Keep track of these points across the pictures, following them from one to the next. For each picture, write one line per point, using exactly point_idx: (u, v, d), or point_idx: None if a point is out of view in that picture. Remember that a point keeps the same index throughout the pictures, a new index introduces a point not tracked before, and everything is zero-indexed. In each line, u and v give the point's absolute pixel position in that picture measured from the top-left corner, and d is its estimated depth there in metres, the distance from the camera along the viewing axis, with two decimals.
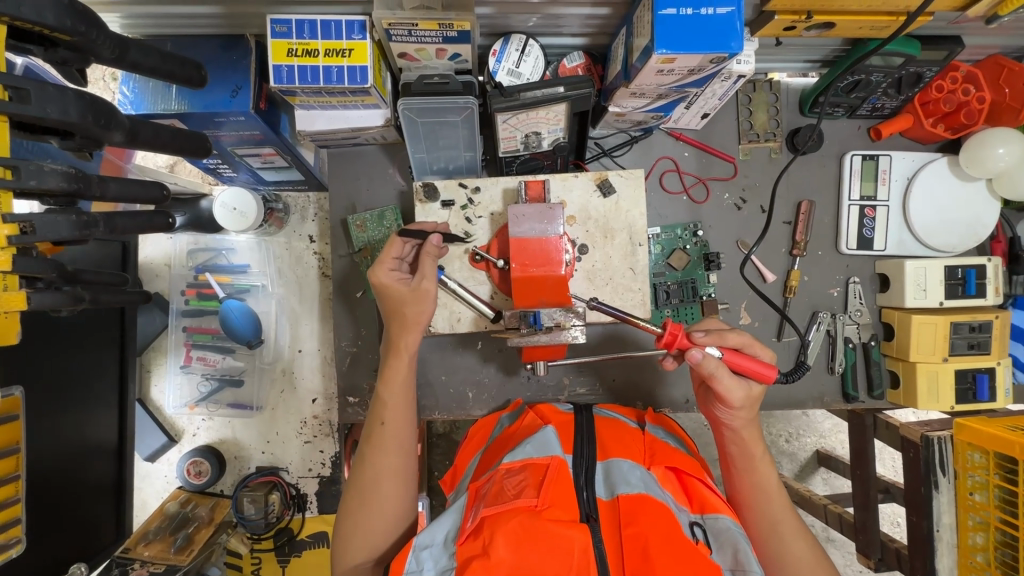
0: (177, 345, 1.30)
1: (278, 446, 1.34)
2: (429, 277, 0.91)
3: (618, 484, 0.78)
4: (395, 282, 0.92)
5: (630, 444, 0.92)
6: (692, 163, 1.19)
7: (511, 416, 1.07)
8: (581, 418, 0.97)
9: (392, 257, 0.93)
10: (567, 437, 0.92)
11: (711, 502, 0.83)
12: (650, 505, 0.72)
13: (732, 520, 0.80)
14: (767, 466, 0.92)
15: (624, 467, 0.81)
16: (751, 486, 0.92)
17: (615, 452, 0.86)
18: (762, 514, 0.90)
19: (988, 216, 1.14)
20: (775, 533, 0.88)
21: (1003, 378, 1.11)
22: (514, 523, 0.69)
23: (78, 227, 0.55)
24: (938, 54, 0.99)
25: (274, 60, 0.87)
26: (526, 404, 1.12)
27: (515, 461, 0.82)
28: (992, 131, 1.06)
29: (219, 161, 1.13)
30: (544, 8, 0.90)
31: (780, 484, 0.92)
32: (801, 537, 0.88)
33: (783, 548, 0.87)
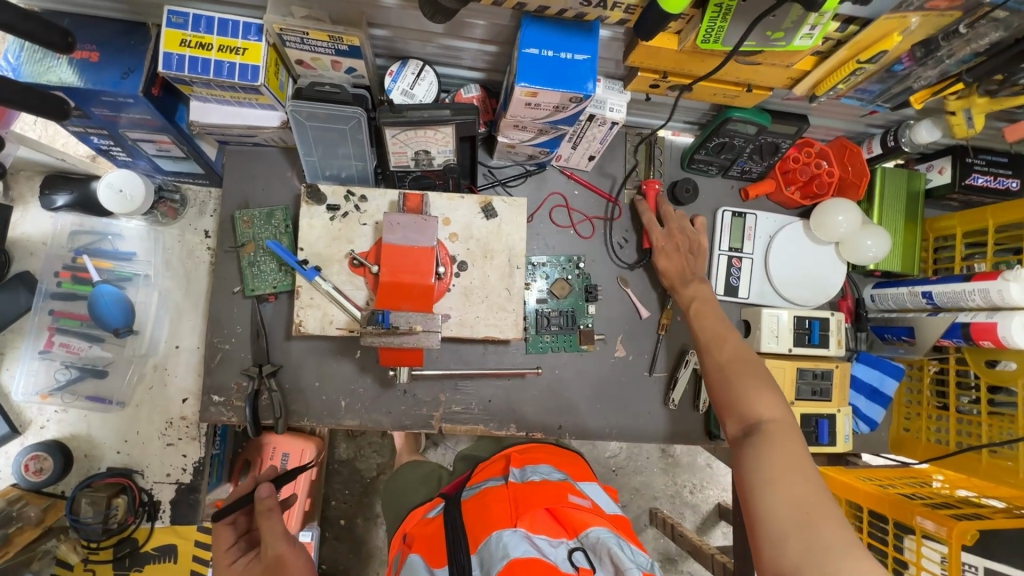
0: (40, 327, 1.23)
1: (136, 447, 1.27)
2: (271, 541, 0.88)
3: (491, 566, 0.77)
4: (248, 567, 0.89)
5: (494, 508, 0.87)
6: (581, 201, 1.27)
7: (396, 560, 0.94)
8: (449, 511, 0.90)
9: (226, 548, 0.92)
10: (434, 544, 0.86)
11: (580, 522, 0.84)
12: (520, 570, 0.73)
13: (603, 530, 0.82)
14: (721, 328, 1.03)
15: (491, 545, 0.79)
16: (710, 349, 1.01)
17: (482, 533, 0.83)
18: (720, 376, 0.96)
19: (835, 276, 1.27)
20: (730, 382, 0.94)
21: (843, 425, 1.20)
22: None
23: None
24: (790, 129, 1.14)
25: (165, 47, 0.89)
26: (405, 530, 1.00)
27: None
28: (835, 200, 1.21)
29: (112, 143, 1.13)
30: (438, 39, 0.97)
31: (735, 337, 1.01)
32: (756, 380, 0.93)
33: (747, 393, 0.91)
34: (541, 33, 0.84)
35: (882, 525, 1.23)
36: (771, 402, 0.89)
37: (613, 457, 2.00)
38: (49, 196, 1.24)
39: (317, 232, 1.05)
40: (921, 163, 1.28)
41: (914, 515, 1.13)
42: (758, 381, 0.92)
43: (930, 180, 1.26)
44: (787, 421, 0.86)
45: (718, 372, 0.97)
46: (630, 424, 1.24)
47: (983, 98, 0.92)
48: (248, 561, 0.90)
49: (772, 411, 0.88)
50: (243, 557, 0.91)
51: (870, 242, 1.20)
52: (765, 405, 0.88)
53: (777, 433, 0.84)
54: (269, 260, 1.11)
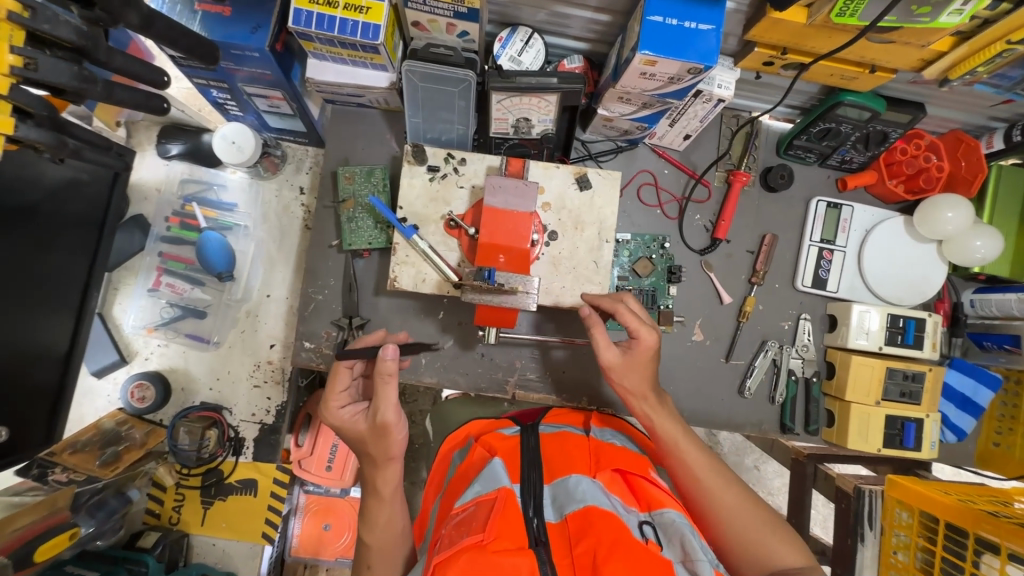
0: (150, 268, 1.34)
1: (227, 385, 1.36)
2: (385, 410, 0.93)
3: (566, 504, 0.79)
4: (352, 418, 0.99)
5: (574, 454, 0.89)
6: (669, 181, 1.26)
7: (462, 454, 1.00)
8: (527, 440, 0.92)
9: (337, 392, 0.98)
10: (513, 462, 0.88)
11: (657, 499, 0.83)
12: (595, 516, 0.74)
13: (678, 513, 0.80)
14: (690, 446, 0.95)
15: (568, 487, 0.81)
16: (688, 472, 0.93)
17: (560, 471, 0.86)
18: (717, 512, 0.90)
19: (935, 277, 1.21)
20: (728, 522, 0.89)
21: (930, 431, 1.16)
22: (464, 559, 0.68)
23: (78, 78, 0.58)
24: (903, 117, 1.09)
25: (296, 4, 0.94)
26: (475, 435, 1.03)
27: (466, 501, 0.81)
28: (944, 196, 1.15)
29: (228, 96, 1.18)
30: (552, 6, 0.98)
31: (700, 457, 0.94)
32: (750, 509, 0.90)
33: (762, 540, 0.86)
34: (668, 1, 0.83)
35: (960, 537, 1.19)
36: (783, 539, 0.87)
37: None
38: (164, 144, 1.33)
39: (416, 191, 1.08)
40: None
41: (977, 525, 1.15)
42: (765, 518, 0.89)
43: None
44: (805, 553, 0.87)
45: (713, 512, 0.90)
46: (701, 408, 1.24)
47: None
48: (356, 412, 1.00)
49: (797, 557, 0.86)
50: (352, 405, 1.00)
51: (980, 242, 1.13)
52: (784, 550, 0.86)
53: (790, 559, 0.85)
54: (366, 217, 1.15)
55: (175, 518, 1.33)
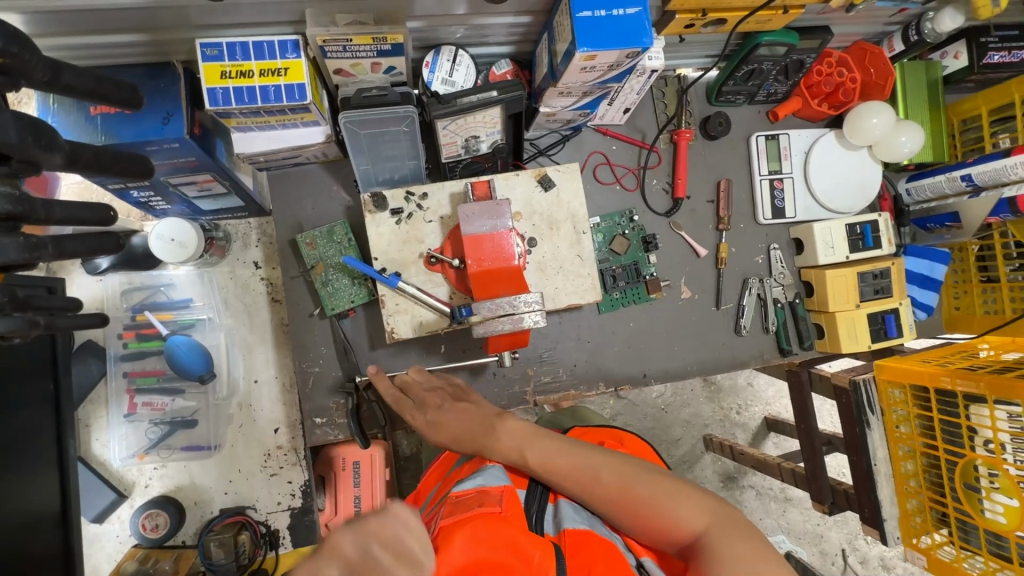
0: (119, 393, 1.24)
1: (242, 484, 1.29)
2: None
3: (566, 520, 0.71)
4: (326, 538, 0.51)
5: None
6: (620, 156, 1.28)
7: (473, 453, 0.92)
8: None
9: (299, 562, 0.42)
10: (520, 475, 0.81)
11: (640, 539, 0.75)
12: (594, 539, 0.67)
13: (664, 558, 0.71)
14: (601, 464, 0.75)
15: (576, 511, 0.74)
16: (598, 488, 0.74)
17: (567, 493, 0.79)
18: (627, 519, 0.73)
19: (873, 178, 1.31)
20: (648, 523, 0.71)
21: (907, 316, 1.27)
22: (471, 526, 0.61)
23: (27, 249, 0.54)
24: (813, 43, 1.15)
25: (207, 83, 0.86)
26: None
27: (469, 486, 0.73)
28: (865, 105, 1.24)
29: (152, 193, 1.09)
30: (468, 20, 0.96)
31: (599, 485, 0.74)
32: (662, 492, 0.72)
33: (670, 518, 0.70)
34: None
35: (950, 398, 1.21)
36: (697, 503, 0.71)
37: (660, 397, 1.94)
38: (92, 261, 1.21)
39: (386, 239, 1.04)
40: (934, 52, 1.31)
41: (952, 380, 1.18)
42: (671, 491, 0.72)
43: (946, 67, 1.30)
44: (718, 511, 0.71)
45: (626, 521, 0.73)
46: (707, 358, 1.31)
47: None
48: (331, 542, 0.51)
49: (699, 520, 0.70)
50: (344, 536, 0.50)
51: (904, 138, 1.23)
52: (688, 515, 0.70)
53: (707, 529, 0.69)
54: (341, 276, 1.11)
55: None
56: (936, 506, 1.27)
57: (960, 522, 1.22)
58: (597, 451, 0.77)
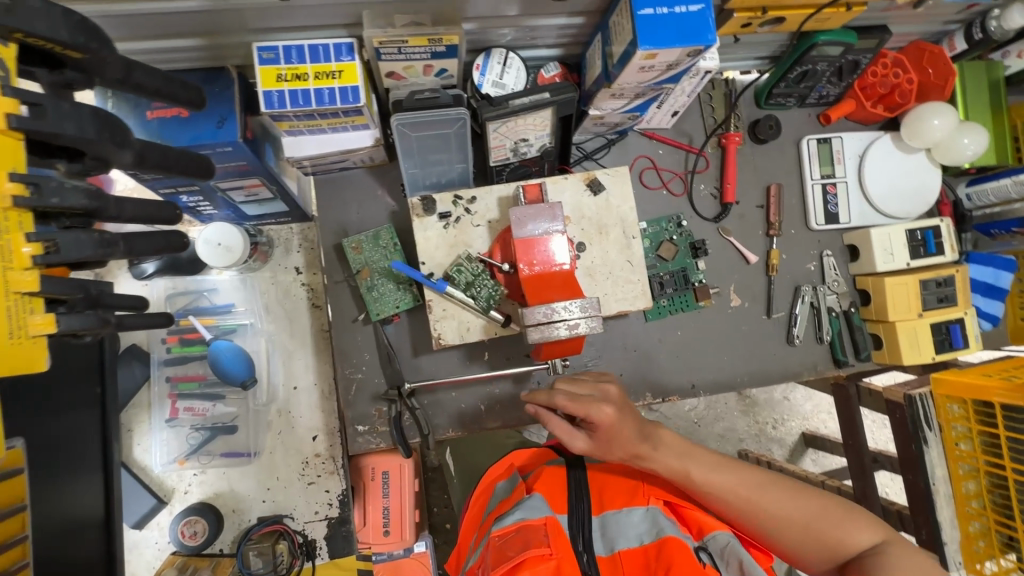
0: (161, 398, 1.24)
1: (280, 492, 1.28)
2: None
3: (617, 539, 0.69)
4: None
5: (622, 486, 0.77)
6: (666, 160, 1.25)
7: (505, 483, 0.84)
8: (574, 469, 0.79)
9: None
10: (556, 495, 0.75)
11: (708, 523, 0.72)
12: (657, 550, 0.63)
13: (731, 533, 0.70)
14: (768, 484, 0.76)
15: (621, 518, 0.71)
16: (779, 514, 0.74)
17: (610, 501, 0.74)
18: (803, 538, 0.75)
19: (932, 183, 1.26)
20: (822, 539, 0.74)
21: (972, 326, 1.21)
22: None
23: (100, 245, 0.50)
24: (871, 42, 1.11)
25: (263, 86, 0.86)
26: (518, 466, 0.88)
27: (506, 526, 0.67)
28: (925, 106, 1.19)
29: (201, 198, 1.09)
30: (520, 22, 0.94)
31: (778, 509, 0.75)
32: (832, 508, 0.76)
33: (844, 533, 0.74)
34: None
35: (1017, 413, 1.14)
36: (866, 521, 0.75)
37: (693, 411, 1.88)
38: (138, 266, 1.22)
39: (434, 243, 1.03)
40: (995, 51, 1.26)
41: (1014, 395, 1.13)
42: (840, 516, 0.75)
43: (1009, 67, 1.25)
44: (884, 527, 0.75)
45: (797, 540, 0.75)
46: (757, 368, 1.26)
47: None
48: None
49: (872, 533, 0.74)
50: None
51: (968, 140, 1.18)
52: (858, 530, 0.74)
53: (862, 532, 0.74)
54: (387, 281, 1.09)
55: None
56: (1002, 529, 1.19)
57: None
58: (760, 473, 0.77)
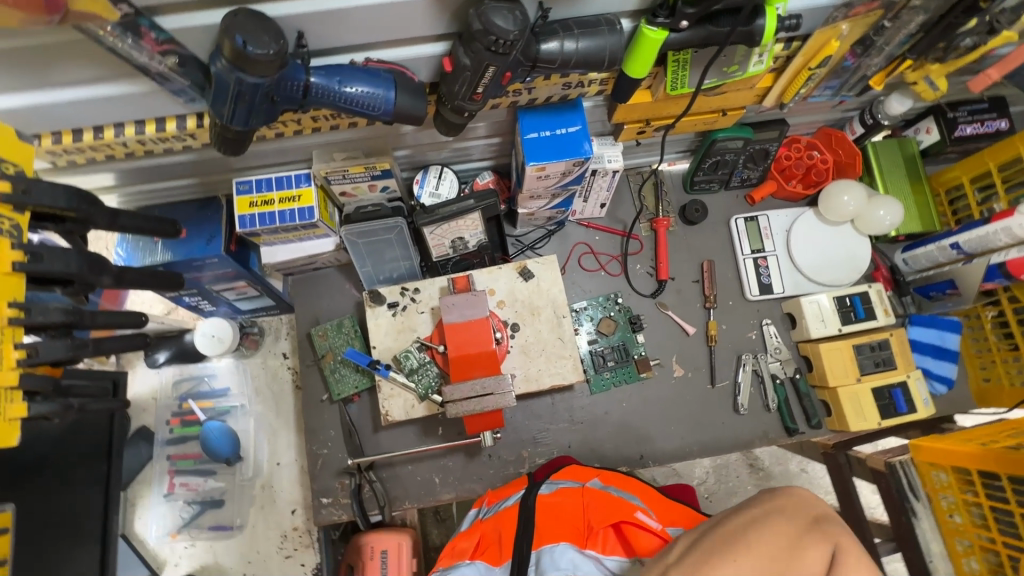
0: (162, 473, 1.40)
1: (260, 565, 1.38)
2: None
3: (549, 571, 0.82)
4: None
5: (566, 518, 0.91)
6: (604, 244, 1.39)
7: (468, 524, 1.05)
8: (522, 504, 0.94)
9: None
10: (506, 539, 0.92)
11: (646, 547, 0.83)
12: None
13: None
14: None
15: (552, 553, 0.85)
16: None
17: (549, 535, 0.88)
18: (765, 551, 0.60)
19: (861, 250, 1.33)
20: None
21: (918, 390, 1.22)
22: None
23: (71, 349, 0.69)
24: (772, 133, 1.24)
25: (239, 211, 1.09)
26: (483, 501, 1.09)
27: None
28: (836, 184, 1.30)
29: (200, 297, 1.30)
30: (448, 145, 1.15)
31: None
32: None
33: None
34: (539, 119, 1.00)
35: (998, 481, 1.09)
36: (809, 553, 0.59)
37: (703, 485, 1.73)
38: (152, 356, 1.43)
39: (383, 329, 1.18)
40: (907, 128, 1.35)
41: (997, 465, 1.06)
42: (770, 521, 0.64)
43: (922, 141, 1.33)
44: None
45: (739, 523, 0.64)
46: (707, 437, 1.29)
47: (936, 65, 0.98)
48: None
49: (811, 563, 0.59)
50: None
51: (883, 211, 1.27)
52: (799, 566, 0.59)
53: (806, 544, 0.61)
54: (347, 365, 1.25)
55: None
56: None
57: None
58: None
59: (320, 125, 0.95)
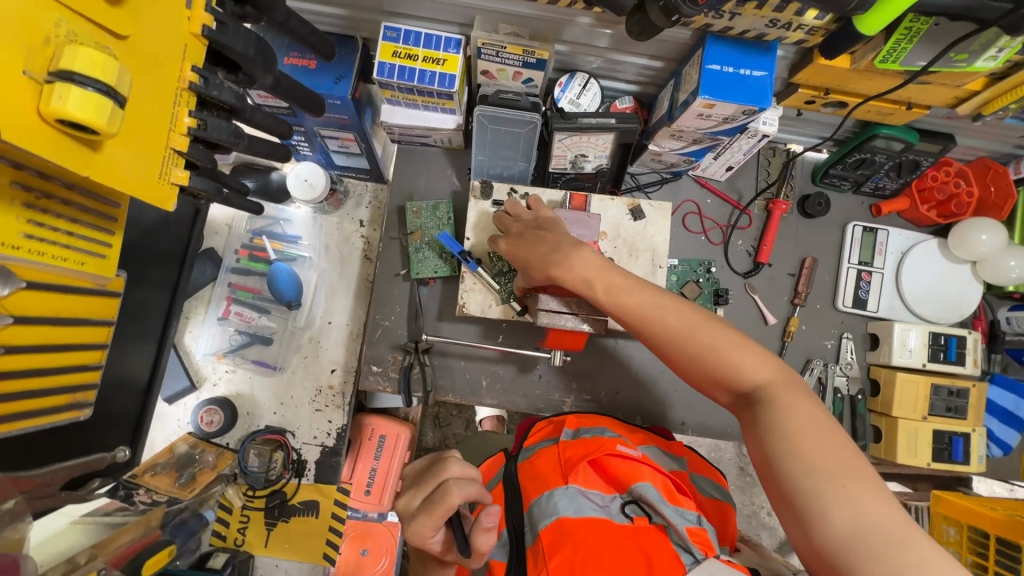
0: (219, 297, 1.43)
1: (290, 409, 1.42)
2: None
3: (539, 520, 0.76)
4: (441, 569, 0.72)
5: (546, 471, 0.84)
6: (713, 209, 1.33)
7: None
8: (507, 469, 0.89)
9: None
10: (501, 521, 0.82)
11: (626, 474, 0.81)
12: (569, 526, 0.72)
13: (647, 483, 0.78)
14: (669, 309, 0.85)
15: (542, 504, 0.77)
16: (668, 326, 0.84)
17: (534, 492, 0.81)
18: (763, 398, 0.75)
19: (971, 295, 1.27)
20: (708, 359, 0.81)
21: (978, 445, 1.20)
22: None
23: (230, 134, 0.66)
24: (934, 147, 1.16)
25: (380, 57, 1.03)
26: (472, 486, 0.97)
27: None
28: (976, 220, 1.22)
29: (303, 139, 1.26)
30: (605, 53, 1.07)
31: (654, 293, 0.87)
32: (726, 344, 0.80)
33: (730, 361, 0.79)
34: (725, 51, 0.92)
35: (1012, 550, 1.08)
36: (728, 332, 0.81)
37: None
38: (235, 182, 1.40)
39: (482, 223, 1.15)
40: None
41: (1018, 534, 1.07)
42: (839, 494, 0.64)
43: None
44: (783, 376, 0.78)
45: (789, 471, 0.68)
46: None
47: None
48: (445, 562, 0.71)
49: (766, 367, 0.78)
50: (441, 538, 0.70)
51: (1014, 263, 1.19)
52: (755, 367, 0.78)
53: (791, 396, 0.74)
54: (432, 249, 1.23)
55: (240, 539, 1.39)
56: None
57: None
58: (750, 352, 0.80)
59: None
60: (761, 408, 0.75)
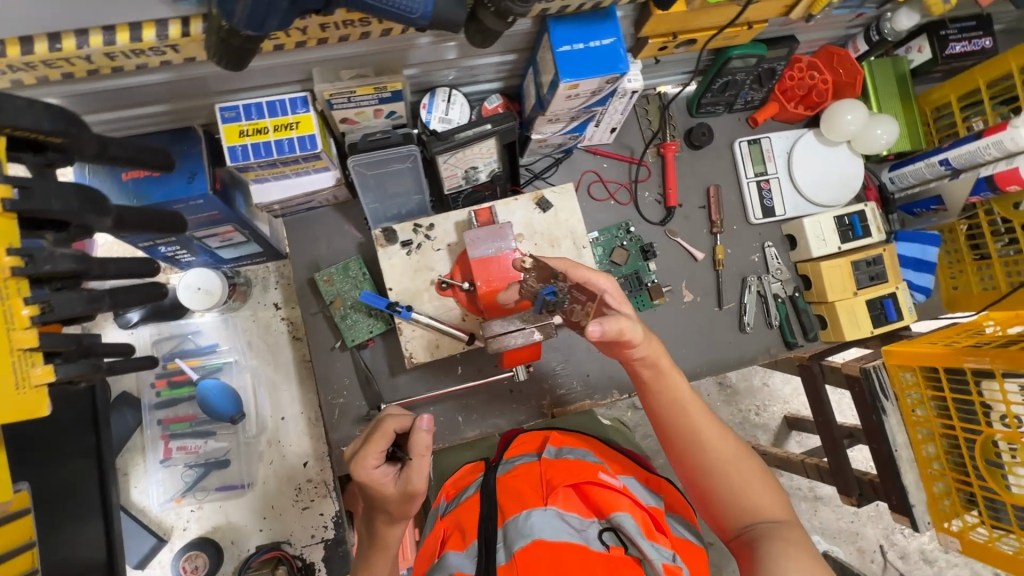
0: (155, 440, 1.30)
1: (276, 520, 1.33)
2: None
3: (515, 539, 0.73)
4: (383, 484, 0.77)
5: (524, 488, 0.82)
6: (612, 172, 1.35)
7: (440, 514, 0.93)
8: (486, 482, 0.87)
9: None
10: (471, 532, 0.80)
11: (609, 502, 0.78)
12: (545, 550, 0.70)
13: (627, 514, 0.76)
14: (704, 417, 0.84)
15: (519, 522, 0.75)
16: (699, 425, 0.83)
17: (512, 510, 0.79)
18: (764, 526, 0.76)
19: (855, 171, 1.37)
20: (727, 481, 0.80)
21: (905, 299, 1.32)
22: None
23: (88, 301, 0.59)
24: (781, 52, 1.20)
25: (228, 142, 0.94)
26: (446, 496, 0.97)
27: None
28: (838, 104, 1.31)
29: (178, 248, 1.12)
30: (456, 63, 1.03)
31: (699, 398, 0.86)
32: (751, 476, 0.80)
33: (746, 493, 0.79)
34: (568, 30, 0.91)
35: (961, 375, 1.06)
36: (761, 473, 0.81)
37: None
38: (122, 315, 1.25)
39: (399, 269, 1.11)
40: (899, 48, 1.38)
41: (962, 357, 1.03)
42: None
43: (913, 60, 1.36)
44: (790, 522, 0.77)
45: None
46: (715, 356, 1.36)
47: None
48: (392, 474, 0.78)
49: (782, 511, 0.78)
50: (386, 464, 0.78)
51: (880, 131, 1.29)
52: (768, 501, 0.79)
53: (794, 532, 0.74)
54: (359, 310, 1.17)
55: None
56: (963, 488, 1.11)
57: (989, 503, 1.06)
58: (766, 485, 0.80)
59: (328, 35, 0.82)
60: (758, 539, 0.74)
